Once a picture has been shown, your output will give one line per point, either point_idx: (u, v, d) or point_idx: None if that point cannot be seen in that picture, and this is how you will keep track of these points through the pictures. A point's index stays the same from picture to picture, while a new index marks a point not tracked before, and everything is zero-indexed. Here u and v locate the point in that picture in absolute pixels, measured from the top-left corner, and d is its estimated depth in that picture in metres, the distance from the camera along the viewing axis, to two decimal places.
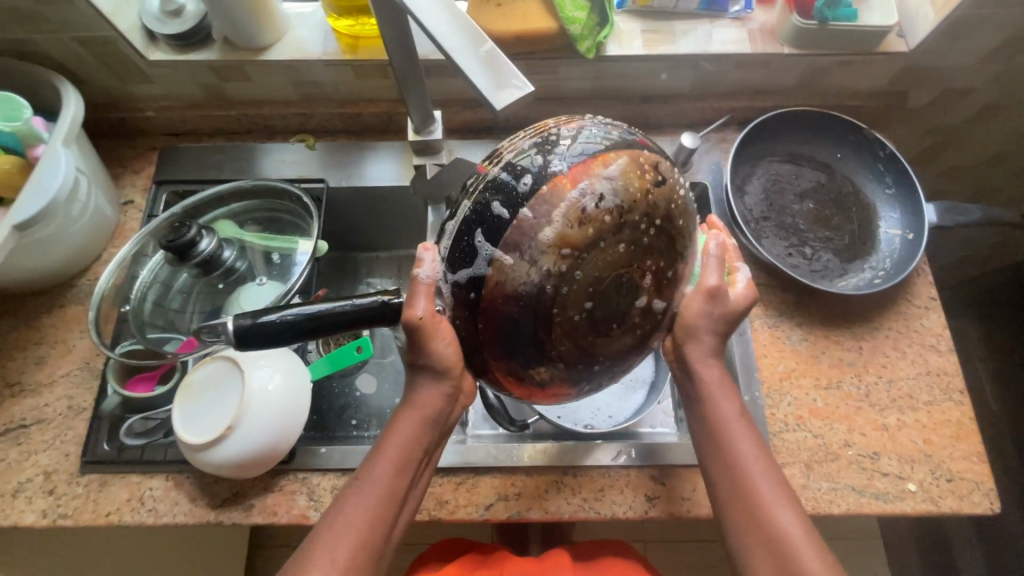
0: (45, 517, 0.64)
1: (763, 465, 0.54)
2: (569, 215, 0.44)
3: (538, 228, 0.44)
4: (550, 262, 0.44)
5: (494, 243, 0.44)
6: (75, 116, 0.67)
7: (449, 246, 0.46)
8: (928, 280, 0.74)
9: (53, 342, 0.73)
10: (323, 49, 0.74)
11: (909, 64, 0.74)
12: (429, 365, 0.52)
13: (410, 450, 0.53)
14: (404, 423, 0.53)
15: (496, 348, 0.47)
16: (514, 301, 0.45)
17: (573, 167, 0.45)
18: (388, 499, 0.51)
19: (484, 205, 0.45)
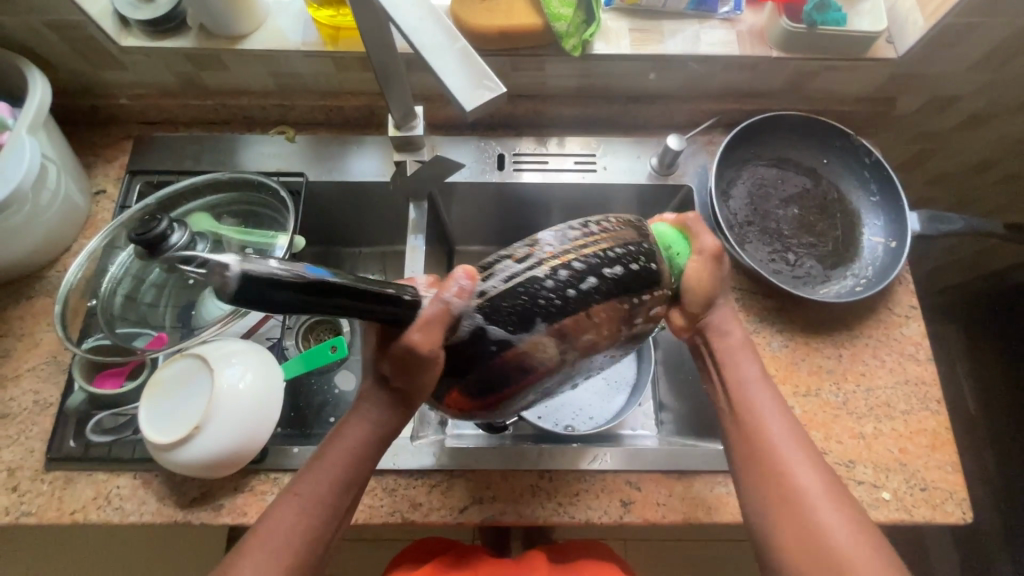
0: (7, 514, 0.63)
1: (795, 447, 0.52)
2: (607, 317, 0.48)
3: (587, 327, 0.48)
4: (573, 357, 0.49)
5: (543, 318, 0.47)
6: (41, 103, 0.64)
7: (502, 294, 0.47)
8: (909, 289, 0.74)
9: (19, 335, 0.71)
10: (302, 40, 0.72)
11: (897, 71, 0.74)
12: (402, 387, 0.49)
13: (351, 460, 0.51)
14: (354, 426, 0.51)
15: (473, 392, 0.50)
16: (524, 368, 0.48)
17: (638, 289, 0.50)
18: (323, 509, 0.50)
19: (561, 286, 0.47)
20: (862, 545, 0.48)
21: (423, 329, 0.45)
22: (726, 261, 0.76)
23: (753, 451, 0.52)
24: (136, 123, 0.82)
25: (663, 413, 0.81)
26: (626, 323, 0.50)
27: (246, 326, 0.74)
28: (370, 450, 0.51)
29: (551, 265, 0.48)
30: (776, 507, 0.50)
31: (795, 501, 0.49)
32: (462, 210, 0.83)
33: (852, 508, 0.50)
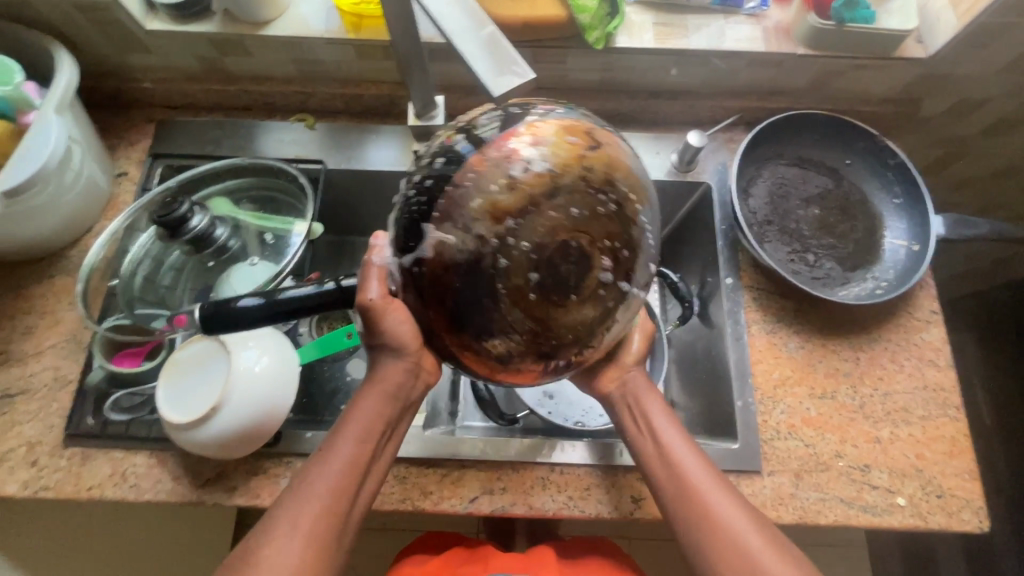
0: (26, 488, 0.64)
1: (721, 495, 0.55)
2: (477, 176, 0.41)
3: (470, 194, 0.41)
4: (484, 228, 0.40)
5: (426, 219, 0.42)
6: (69, 84, 0.65)
7: (392, 228, 0.46)
8: (931, 293, 0.73)
9: (41, 313, 0.72)
10: (325, 27, 0.72)
11: (925, 71, 0.73)
12: (387, 343, 0.55)
13: (377, 416, 0.55)
14: (373, 386, 0.56)
15: (454, 326, 0.43)
16: (452, 270, 0.41)
17: (498, 140, 0.43)
18: (353, 467, 0.52)
19: (420, 183, 0.44)
20: (790, 567, 0.51)
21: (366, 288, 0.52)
22: (744, 260, 0.75)
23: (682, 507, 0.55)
24: (158, 107, 0.83)
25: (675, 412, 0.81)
26: (519, 169, 0.41)
27: None
28: (388, 408, 0.55)
29: (413, 178, 0.46)
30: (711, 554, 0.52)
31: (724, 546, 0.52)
32: None
33: (782, 540, 0.53)
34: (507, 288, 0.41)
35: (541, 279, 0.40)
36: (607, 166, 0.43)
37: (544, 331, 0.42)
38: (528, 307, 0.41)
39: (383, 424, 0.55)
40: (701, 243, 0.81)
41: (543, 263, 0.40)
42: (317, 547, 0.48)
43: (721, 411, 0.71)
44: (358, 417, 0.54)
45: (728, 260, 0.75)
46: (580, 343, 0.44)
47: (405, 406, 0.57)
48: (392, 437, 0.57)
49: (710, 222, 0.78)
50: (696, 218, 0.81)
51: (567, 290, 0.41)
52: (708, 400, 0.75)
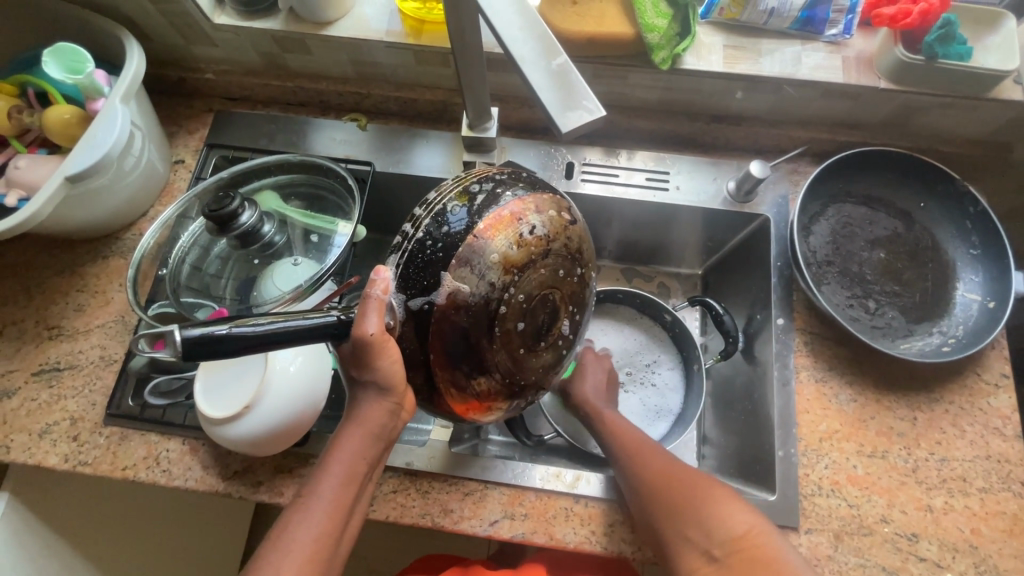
0: (66, 461, 0.66)
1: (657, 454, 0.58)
2: (494, 231, 0.46)
3: (489, 246, 0.46)
4: (496, 277, 0.46)
5: (443, 265, 0.46)
6: (136, 73, 0.66)
7: (403, 264, 0.47)
8: (1003, 355, 0.67)
9: (93, 292, 0.75)
10: (386, 30, 0.71)
11: (1020, 115, 0.67)
12: (375, 380, 0.49)
13: (360, 458, 0.52)
14: (356, 425, 0.52)
15: (449, 362, 0.47)
16: (464, 311, 0.46)
17: (510, 204, 0.48)
18: (337, 512, 0.51)
19: (435, 228, 0.47)
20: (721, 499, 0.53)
21: (364, 324, 0.46)
22: (798, 300, 0.71)
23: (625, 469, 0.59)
24: (218, 97, 0.84)
25: (705, 446, 0.79)
26: (526, 232, 0.47)
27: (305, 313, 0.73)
28: (370, 449, 0.53)
29: (419, 221, 0.48)
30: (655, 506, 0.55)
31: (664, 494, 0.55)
32: None
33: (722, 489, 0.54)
34: (500, 333, 0.47)
35: (524, 325, 0.47)
36: (581, 240, 0.51)
37: (518, 371, 0.49)
38: (510, 349, 0.48)
39: (365, 464, 0.53)
40: (752, 277, 0.77)
41: (528, 313, 0.47)
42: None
43: (760, 457, 0.68)
44: (340, 461, 0.52)
45: (781, 299, 0.71)
46: (536, 389, 0.52)
47: (385, 442, 0.54)
48: (371, 474, 0.55)
49: (766, 256, 0.74)
50: (750, 249, 0.78)
51: (536, 340, 0.49)
52: (745, 443, 0.72)
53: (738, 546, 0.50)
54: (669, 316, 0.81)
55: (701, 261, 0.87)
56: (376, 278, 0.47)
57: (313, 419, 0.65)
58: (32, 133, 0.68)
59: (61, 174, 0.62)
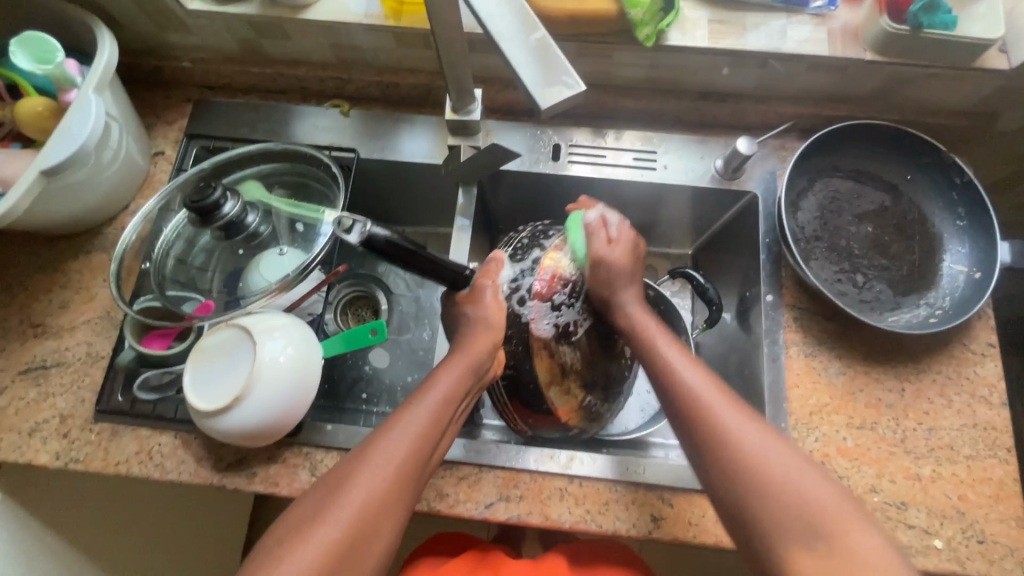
0: (58, 459, 0.66)
1: (724, 401, 0.52)
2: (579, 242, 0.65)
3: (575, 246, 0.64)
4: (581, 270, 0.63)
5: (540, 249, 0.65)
6: (109, 63, 0.64)
7: (513, 250, 0.65)
8: (989, 324, 0.68)
9: (77, 288, 0.73)
10: (365, 11, 0.70)
11: (1006, 84, 0.67)
12: (480, 316, 0.59)
13: (458, 387, 0.56)
14: (459, 357, 0.58)
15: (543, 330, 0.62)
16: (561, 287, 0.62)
17: None
18: (436, 422, 0.54)
19: (534, 235, 0.67)
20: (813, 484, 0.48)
21: (485, 275, 0.62)
22: (788, 277, 0.72)
23: (687, 426, 0.52)
24: (196, 87, 0.83)
25: None
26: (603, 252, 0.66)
27: (292, 300, 0.75)
28: (468, 383, 0.57)
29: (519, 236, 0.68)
30: (725, 462, 0.49)
31: (740, 461, 0.49)
32: (510, 197, 0.81)
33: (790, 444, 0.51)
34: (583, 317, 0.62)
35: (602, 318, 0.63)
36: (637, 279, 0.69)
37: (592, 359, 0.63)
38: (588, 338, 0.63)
39: (461, 394, 0.57)
40: (742, 255, 0.77)
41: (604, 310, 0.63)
42: (400, 485, 0.50)
43: None
44: (441, 385, 0.56)
45: (770, 276, 0.72)
46: (605, 391, 0.65)
47: (478, 381, 0.59)
48: (459, 413, 0.58)
49: (755, 234, 0.74)
50: (739, 227, 0.78)
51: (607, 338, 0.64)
52: None
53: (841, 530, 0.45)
54: (653, 293, 0.80)
55: (691, 240, 0.86)
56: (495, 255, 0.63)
57: (305, 410, 0.65)
58: (4, 127, 0.66)
59: (36, 167, 0.61)
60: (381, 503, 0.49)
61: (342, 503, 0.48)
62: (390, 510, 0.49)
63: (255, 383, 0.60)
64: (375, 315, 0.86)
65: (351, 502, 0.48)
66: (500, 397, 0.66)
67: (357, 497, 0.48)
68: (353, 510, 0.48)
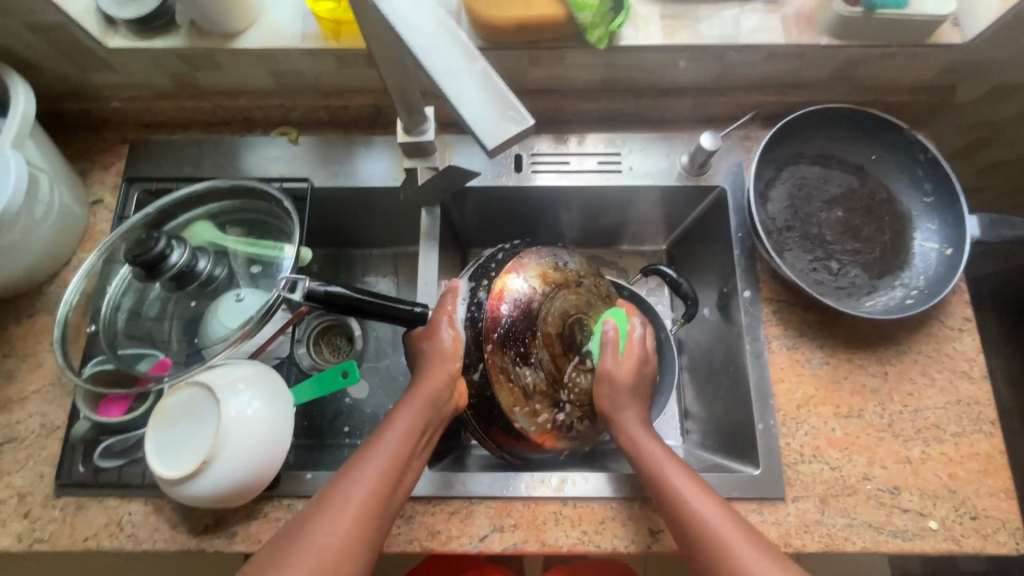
0: (20, 542, 0.61)
1: (749, 546, 0.48)
2: (536, 259, 0.66)
3: (532, 262, 0.65)
4: (537, 285, 0.64)
5: (496, 271, 0.65)
6: (25, 114, 0.59)
7: (471, 275, 0.67)
8: (963, 299, 0.69)
9: (22, 355, 0.69)
10: (301, 35, 0.66)
11: (960, 58, 0.66)
12: (434, 349, 0.60)
13: (418, 419, 0.55)
14: (417, 391, 0.57)
15: (502, 352, 0.61)
16: (516, 304, 0.62)
17: (539, 250, 0.67)
18: (397, 459, 0.52)
19: (495, 255, 0.68)
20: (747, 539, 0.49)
21: (440, 310, 0.62)
22: (763, 270, 0.71)
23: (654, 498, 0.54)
24: (131, 126, 0.78)
25: (688, 422, 0.78)
26: (560, 265, 0.66)
27: (256, 345, 0.73)
28: (429, 416, 0.56)
29: (482, 258, 0.69)
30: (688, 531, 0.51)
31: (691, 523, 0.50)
32: (476, 212, 0.78)
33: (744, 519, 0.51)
34: (543, 331, 0.62)
35: (563, 332, 0.62)
36: (605, 291, 0.68)
37: (557, 376, 0.62)
38: (552, 351, 0.62)
39: (422, 426, 0.55)
40: (715, 250, 0.76)
41: (565, 323, 0.63)
42: (362, 528, 0.47)
43: (741, 430, 0.68)
44: (400, 420, 0.54)
45: (746, 270, 0.71)
46: (581, 409, 0.63)
47: (440, 416, 0.57)
48: (425, 447, 0.56)
49: (726, 228, 0.73)
50: (709, 223, 0.77)
51: (574, 351, 0.63)
52: (725, 418, 0.72)
53: None
54: (627, 293, 0.80)
55: (664, 237, 0.85)
56: (453, 283, 0.63)
57: (281, 460, 0.61)
58: None
59: None
60: (345, 546, 0.45)
61: (300, 550, 0.44)
62: (354, 556, 0.46)
63: (222, 441, 0.56)
64: (351, 343, 0.83)
65: (310, 548, 0.45)
66: (473, 427, 0.64)
67: (317, 543, 0.45)
68: (312, 557, 0.44)
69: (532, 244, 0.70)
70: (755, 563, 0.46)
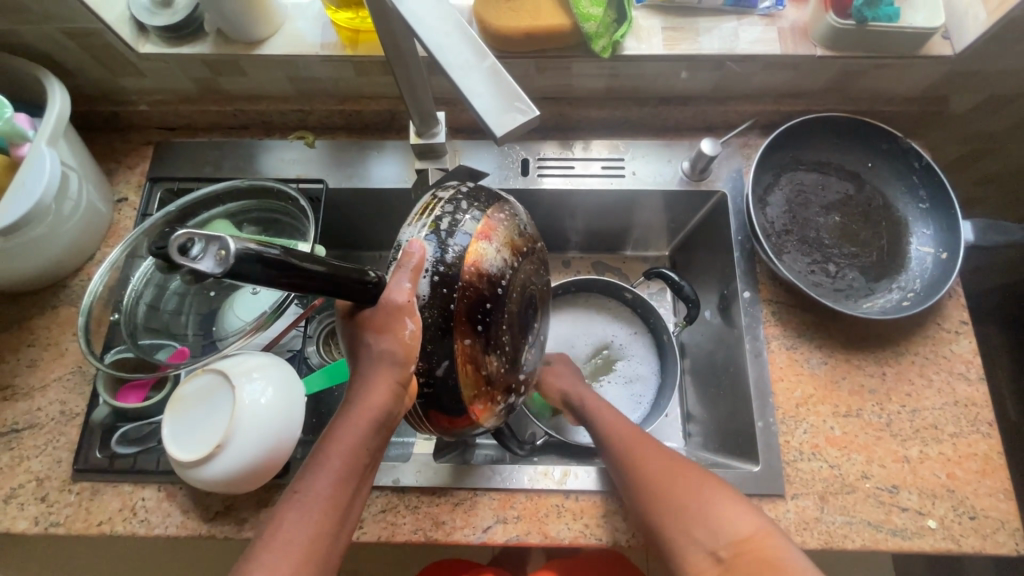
0: (37, 524, 0.63)
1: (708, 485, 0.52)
2: (496, 219, 0.56)
3: (496, 224, 0.55)
4: (507, 255, 0.54)
5: (460, 230, 0.53)
6: (60, 114, 0.63)
7: (425, 231, 0.52)
8: (959, 302, 0.70)
9: (45, 345, 0.71)
10: (320, 43, 0.70)
11: (951, 70, 0.69)
12: (388, 348, 0.48)
13: (348, 465, 0.47)
14: (346, 426, 0.48)
15: (472, 337, 0.51)
16: (487, 279, 0.52)
17: (496, 204, 0.57)
18: (332, 509, 0.46)
19: (450, 204, 0.54)
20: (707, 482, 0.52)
21: (394, 283, 0.49)
22: (762, 272, 0.73)
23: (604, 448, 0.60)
24: (156, 129, 0.81)
25: (690, 425, 0.80)
26: (523, 230, 0.57)
27: (268, 338, 0.77)
28: (368, 445, 0.48)
29: (433, 207, 0.55)
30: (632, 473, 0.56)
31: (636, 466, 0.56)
32: None
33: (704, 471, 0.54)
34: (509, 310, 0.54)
35: (525, 308, 0.55)
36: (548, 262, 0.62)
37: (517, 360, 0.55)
38: (515, 332, 0.55)
39: (363, 460, 0.48)
40: (716, 254, 0.78)
41: (526, 298, 0.56)
42: None
43: (741, 430, 0.69)
44: (326, 471, 0.46)
45: (746, 272, 0.72)
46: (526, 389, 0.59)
47: (382, 438, 0.50)
48: (368, 473, 0.50)
49: (726, 232, 0.75)
50: (710, 227, 0.79)
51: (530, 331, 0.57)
52: (726, 418, 0.73)
53: (742, 548, 0.48)
54: (630, 294, 0.82)
55: (667, 242, 0.87)
56: (414, 244, 0.50)
57: (292, 448, 0.63)
58: None
59: None
60: None
61: None
62: None
63: (237, 428, 0.58)
64: None
65: None
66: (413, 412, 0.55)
67: None
68: None
69: (482, 189, 0.58)
70: (654, 462, 0.55)
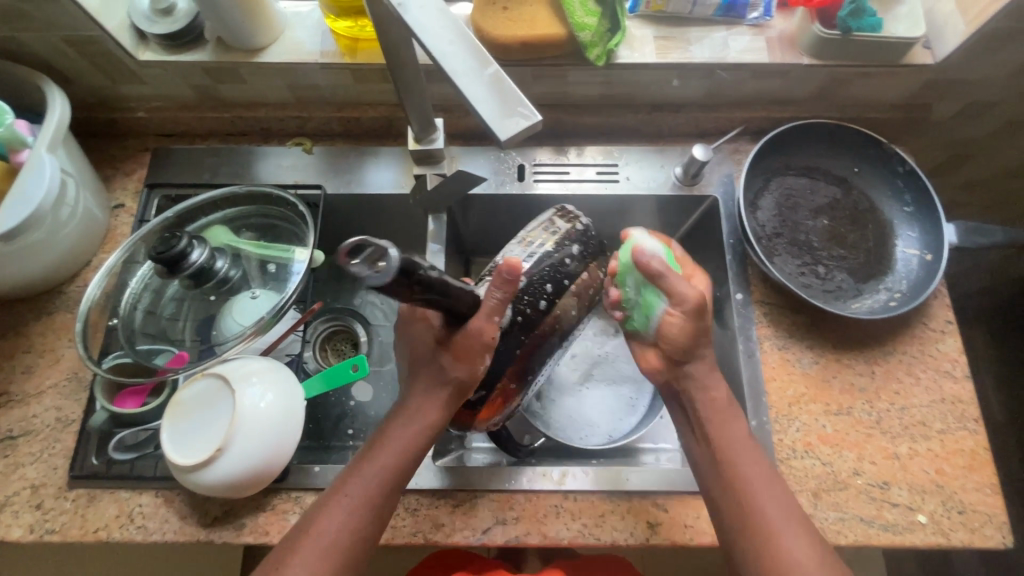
0: (32, 532, 0.63)
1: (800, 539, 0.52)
2: (586, 279, 0.64)
3: (585, 281, 0.63)
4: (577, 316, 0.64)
5: (562, 283, 0.61)
6: (60, 121, 0.63)
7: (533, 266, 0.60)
8: (944, 302, 0.72)
9: (41, 351, 0.71)
10: (320, 51, 0.71)
11: (932, 78, 0.71)
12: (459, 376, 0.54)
13: (389, 471, 0.54)
14: (395, 434, 0.55)
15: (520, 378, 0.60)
16: (554, 334, 0.61)
17: (590, 261, 0.65)
18: (365, 507, 0.53)
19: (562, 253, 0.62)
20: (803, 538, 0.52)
21: (487, 316, 0.51)
22: (753, 274, 0.74)
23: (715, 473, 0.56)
24: (153, 136, 0.82)
25: None
26: (598, 291, 0.66)
27: (268, 341, 0.75)
28: (409, 455, 0.55)
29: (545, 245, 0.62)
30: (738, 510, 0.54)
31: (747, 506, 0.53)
32: (481, 221, 0.82)
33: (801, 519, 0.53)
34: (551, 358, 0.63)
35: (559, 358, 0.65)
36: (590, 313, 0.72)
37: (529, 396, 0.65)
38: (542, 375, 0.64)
39: (400, 467, 0.55)
40: (709, 258, 0.80)
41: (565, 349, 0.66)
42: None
43: None
44: (369, 473, 0.54)
45: (737, 274, 0.74)
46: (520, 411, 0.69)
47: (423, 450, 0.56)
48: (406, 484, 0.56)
49: (718, 235, 0.77)
50: (702, 233, 0.80)
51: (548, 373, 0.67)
52: None
53: None
54: None
55: None
56: (515, 275, 0.50)
57: (290, 454, 0.63)
58: None
59: None
60: None
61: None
62: None
63: (236, 433, 0.58)
64: (356, 348, 0.84)
65: None
66: None
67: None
68: None
69: (584, 234, 0.65)
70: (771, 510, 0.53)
